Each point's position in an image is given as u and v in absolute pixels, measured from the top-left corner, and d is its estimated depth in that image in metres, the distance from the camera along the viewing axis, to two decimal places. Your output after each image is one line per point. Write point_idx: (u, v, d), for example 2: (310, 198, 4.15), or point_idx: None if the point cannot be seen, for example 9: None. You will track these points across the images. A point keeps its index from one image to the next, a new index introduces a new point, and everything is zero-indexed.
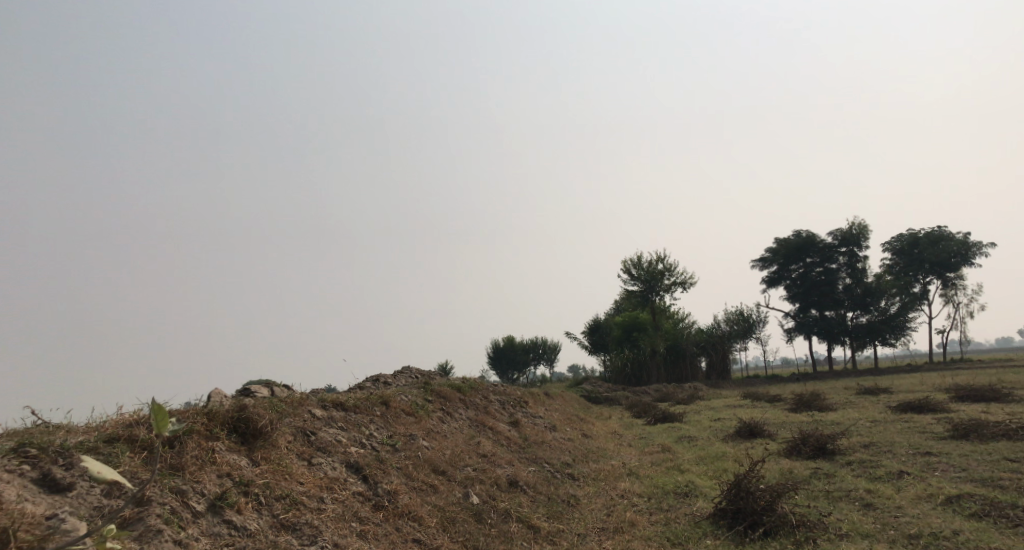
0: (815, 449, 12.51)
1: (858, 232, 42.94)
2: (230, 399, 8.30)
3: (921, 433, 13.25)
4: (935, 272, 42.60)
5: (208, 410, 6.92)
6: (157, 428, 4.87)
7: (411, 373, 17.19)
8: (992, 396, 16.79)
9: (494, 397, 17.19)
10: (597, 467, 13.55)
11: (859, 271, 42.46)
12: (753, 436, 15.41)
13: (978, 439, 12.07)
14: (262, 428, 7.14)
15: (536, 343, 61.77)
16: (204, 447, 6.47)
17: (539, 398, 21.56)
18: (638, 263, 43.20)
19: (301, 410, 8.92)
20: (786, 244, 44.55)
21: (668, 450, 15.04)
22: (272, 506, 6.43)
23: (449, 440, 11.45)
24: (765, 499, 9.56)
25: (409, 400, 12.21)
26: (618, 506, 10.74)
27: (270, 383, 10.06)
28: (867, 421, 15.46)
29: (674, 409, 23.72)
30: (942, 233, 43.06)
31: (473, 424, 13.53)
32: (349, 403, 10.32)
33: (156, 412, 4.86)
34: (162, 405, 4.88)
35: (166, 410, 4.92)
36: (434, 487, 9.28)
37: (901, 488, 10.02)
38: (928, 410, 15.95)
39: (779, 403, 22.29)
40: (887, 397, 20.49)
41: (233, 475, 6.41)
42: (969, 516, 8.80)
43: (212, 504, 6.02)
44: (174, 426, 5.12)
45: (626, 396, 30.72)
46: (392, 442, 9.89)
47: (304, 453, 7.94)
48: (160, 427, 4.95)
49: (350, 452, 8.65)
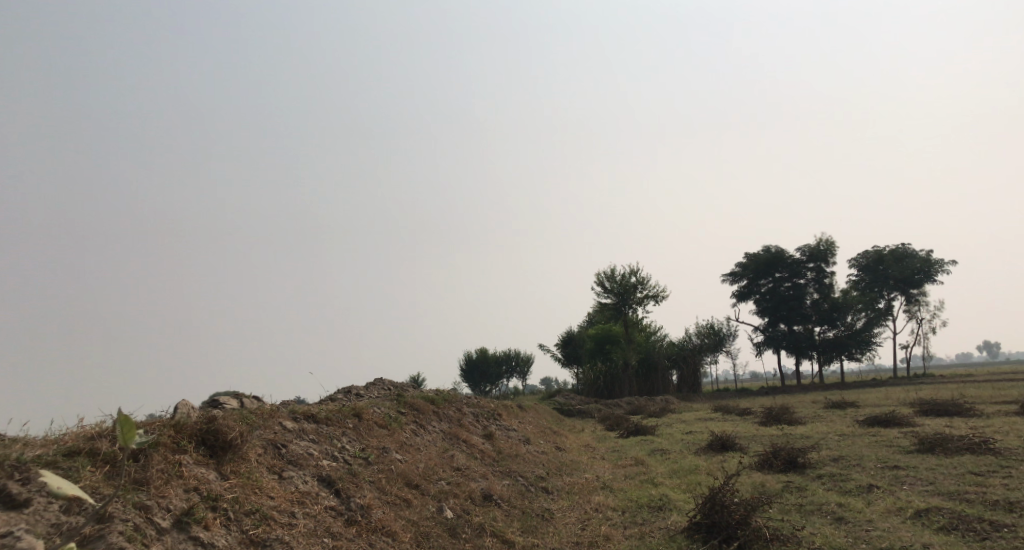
0: (786, 462, 12.50)
1: (825, 248, 43.44)
2: (197, 410, 8.06)
3: (889, 447, 13.30)
4: (900, 288, 43.22)
5: (174, 423, 6.69)
6: (122, 442, 4.73)
7: (383, 385, 16.96)
8: (955, 410, 16.95)
9: (467, 409, 17.00)
10: (570, 480, 13.41)
11: (826, 286, 42.96)
12: (724, 450, 15.38)
13: (944, 453, 12.14)
14: (231, 440, 6.91)
15: (509, 355, 61.52)
16: (170, 460, 6.24)
17: (512, 410, 21.40)
18: (611, 276, 43.24)
19: (272, 423, 8.70)
20: (756, 259, 44.87)
21: (641, 463, 14.95)
22: (241, 521, 6.21)
23: (423, 453, 11.26)
24: (739, 513, 9.48)
25: (382, 413, 12.00)
26: (592, 520, 10.62)
27: (238, 394, 9.80)
28: (836, 434, 15.51)
29: (646, 422, 23.68)
30: (906, 250, 43.73)
31: (446, 437, 13.32)
32: (321, 415, 10.10)
33: (121, 424, 4.74)
34: (128, 417, 4.77)
35: (130, 421, 4.74)
36: (408, 501, 9.09)
37: (872, 502, 10.01)
38: (894, 423, 16.06)
39: (749, 416, 22.35)
40: (854, 411, 20.62)
41: (201, 489, 6.19)
42: (938, 529, 8.79)
43: (178, 520, 5.79)
44: (139, 439, 4.91)
45: (598, 409, 30.63)
46: (365, 455, 9.68)
47: (275, 466, 7.72)
48: (126, 440, 4.81)
49: (322, 465, 8.44)
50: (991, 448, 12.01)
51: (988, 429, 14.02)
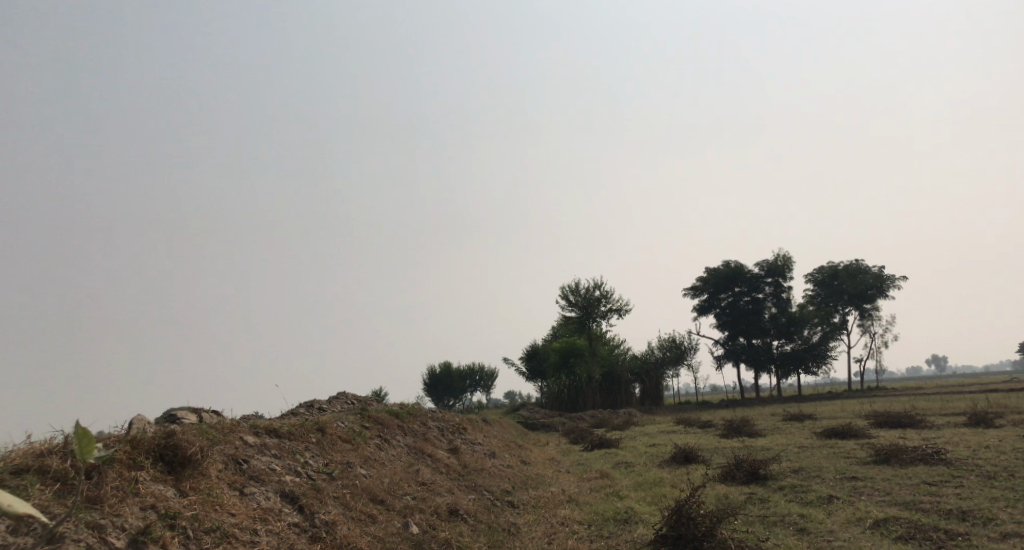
0: (748, 474, 12.55)
1: (782, 263, 44.13)
2: (154, 425, 7.82)
3: (846, 458, 13.45)
4: (853, 303, 44.04)
5: (131, 438, 6.46)
6: (79, 456, 4.55)
7: (347, 399, 16.70)
8: (908, 422, 17.24)
9: (432, 423, 16.82)
10: (535, 494, 13.30)
11: (783, 301, 43.60)
12: (687, 462, 15.41)
13: (898, 463, 12.31)
14: (190, 456, 6.70)
15: (473, 369, 61.23)
16: (125, 477, 6.00)
17: (477, 425, 21.25)
18: (575, 290, 43.36)
19: (232, 437, 8.47)
20: (715, 273, 45.36)
21: (606, 477, 14.90)
22: (201, 538, 5.98)
23: (388, 468, 11.06)
24: (705, 525, 9.45)
25: (345, 427, 11.80)
26: (559, 534, 10.52)
27: (197, 408, 9.53)
28: (794, 446, 15.65)
29: (609, 434, 23.68)
30: (860, 266, 44.61)
31: (411, 452, 13.14)
32: (283, 429, 9.88)
33: (79, 437, 4.57)
34: (85, 431, 4.60)
35: (88, 436, 4.60)
36: (373, 517, 8.91)
37: (832, 512, 10.08)
38: (851, 435, 16.26)
39: (710, 429, 22.49)
40: (812, 423, 20.87)
41: (158, 507, 5.96)
42: (895, 539, 8.85)
43: (133, 540, 5.56)
44: (93, 455, 4.73)
45: (563, 422, 30.59)
46: (328, 470, 9.48)
47: (236, 482, 7.50)
48: (82, 454, 4.63)
49: (285, 481, 8.23)
50: (943, 458, 12.21)
51: (940, 439, 14.26)
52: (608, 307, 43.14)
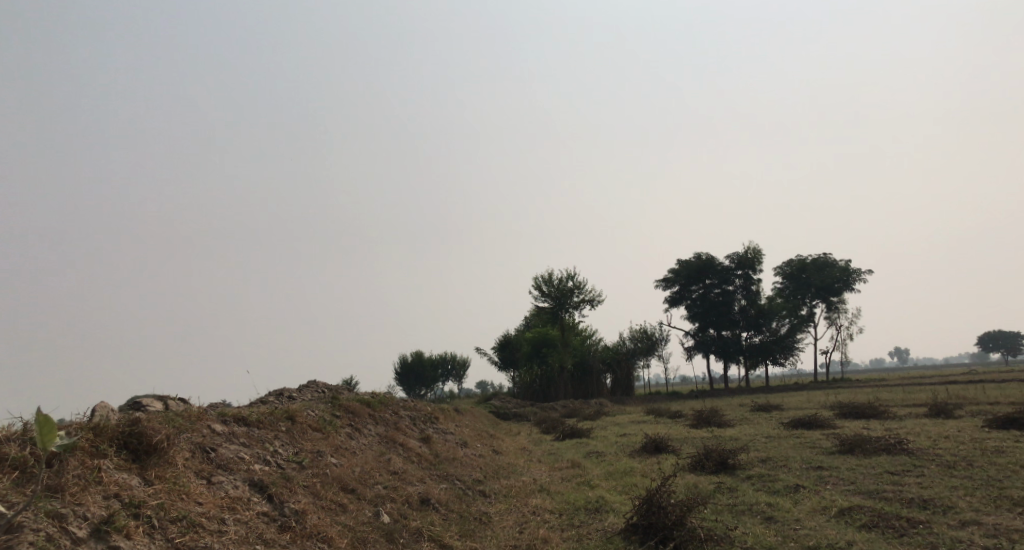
0: (717, 463, 12.64)
1: (752, 256, 44.51)
2: (119, 413, 7.67)
3: (812, 448, 13.60)
4: (820, 296, 44.57)
5: (94, 425, 6.32)
6: (40, 444, 4.44)
7: (318, 387, 16.56)
8: (871, 413, 17.49)
9: (404, 412, 16.72)
10: (507, 483, 13.29)
11: (752, 293, 43.99)
12: (658, 451, 15.48)
13: (863, 453, 12.47)
14: (156, 444, 6.57)
15: (445, 358, 61.13)
16: (87, 466, 5.86)
17: (448, 414, 21.19)
18: (548, 280, 43.41)
19: (200, 425, 8.33)
20: (686, 266, 45.63)
21: (577, 466, 14.92)
22: (167, 528, 5.85)
23: (359, 457, 10.98)
24: (675, 514, 9.49)
25: (316, 415, 11.69)
26: (530, 523, 10.52)
27: (163, 396, 9.37)
28: (762, 436, 15.81)
29: (580, 424, 23.75)
30: (827, 259, 45.08)
31: (382, 441, 13.05)
32: (252, 418, 9.74)
33: (40, 425, 4.46)
34: (46, 418, 4.48)
35: (50, 423, 4.51)
36: (343, 506, 8.83)
37: (799, 501, 10.18)
38: (817, 426, 16.46)
39: (680, 419, 22.65)
40: (779, 414, 21.09)
41: (122, 496, 5.82)
42: (860, 527, 8.97)
43: (96, 529, 5.41)
44: (52, 443, 4.62)
45: (534, 412, 30.62)
46: (298, 459, 9.37)
47: (203, 471, 7.36)
48: (42, 442, 4.53)
49: (254, 470, 8.12)
50: (905, 448, 12.39)
51: (903, 430, 14.49)
52: (580, 298, 43.26)
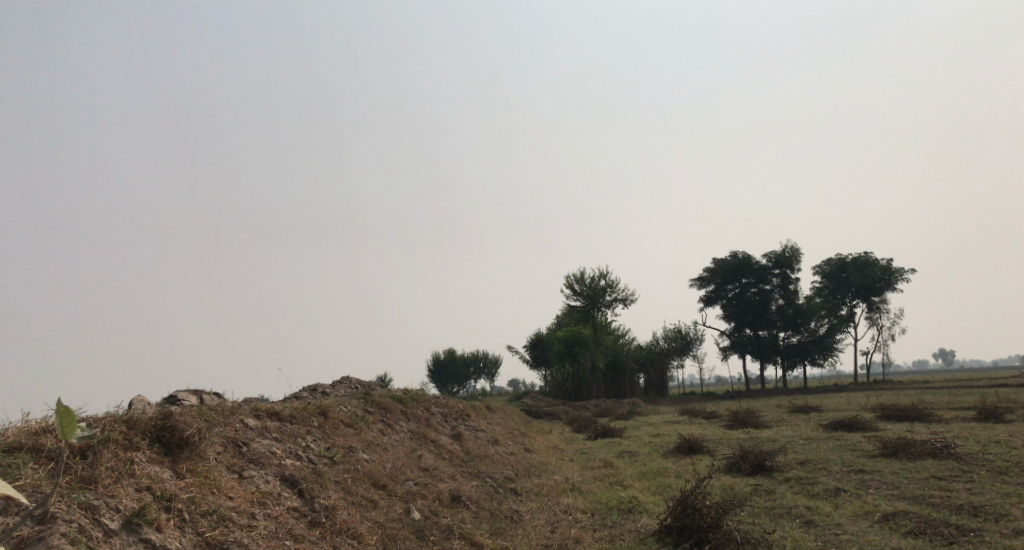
0: (754, 465, 12.39)
1: (790, 255, 43.77)
2: (153, 406, 7.73)
3: (852, 451, 13.29)
4: (861, 295, 43.68)
5: (127, 418, 6.31)
6: (62, 435, 4.43)
7: (351, 383, 16.64)
8: (915, 416, 17.02)
9: (436, 409, 16.71)
10: (539, 482, 13.18)
11: (790, 292, 43.31)
12: (692, 452, 15.25)
13: (906, 457, 12.12)
14: (188, 437, 6.56)
15: (477, 356, 61.25)
16: (121, 458, 5.86)
17: (480, 411, 21.15)
18: (580, 279, 43.23)
19: (232, 420, 8.34)
20: (723, 264, 45.08)
21: (610, 466, 14.77)
22: (197, 522, 5.83)
23: (390, 453, 10.94)
24: (711, 516, 9.29)
25: (348, 411, 11.70)
26: (561, 522, 10.40)
27: (198, 391, 9.43)
28: (800, 438, 15.49)
29: (613, 424, 23.55)
30: (868, 258, 44.12)
31: (414, 437, 13.04)
32: (284, 413, 9.75)
33: (61, 416, 4.44)
34: (67, 409, 4.46)
35: (72, 414, 4.50)
36: (374, 502, 8.78)
37: (839, 505, 9.92)
38: (857, 428, 16.09)
39: (715, 420, 22.35)
40: (818, 415, 20.66)
41: (154, 489, 5.81)
42: (905, 533, 8.68)
43: (127, 522, 5.40)
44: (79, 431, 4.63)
45: (566, 411, 30.48)
46: (329, 455, 9.35)
47: (235, 465, 7.36)
48: (64, 434, 4.52)
49: (285, 464, 8.11)
50: (951, 452, 12.01)
51: (948, 434, 14.06)
52: (613, 297, 42.98)
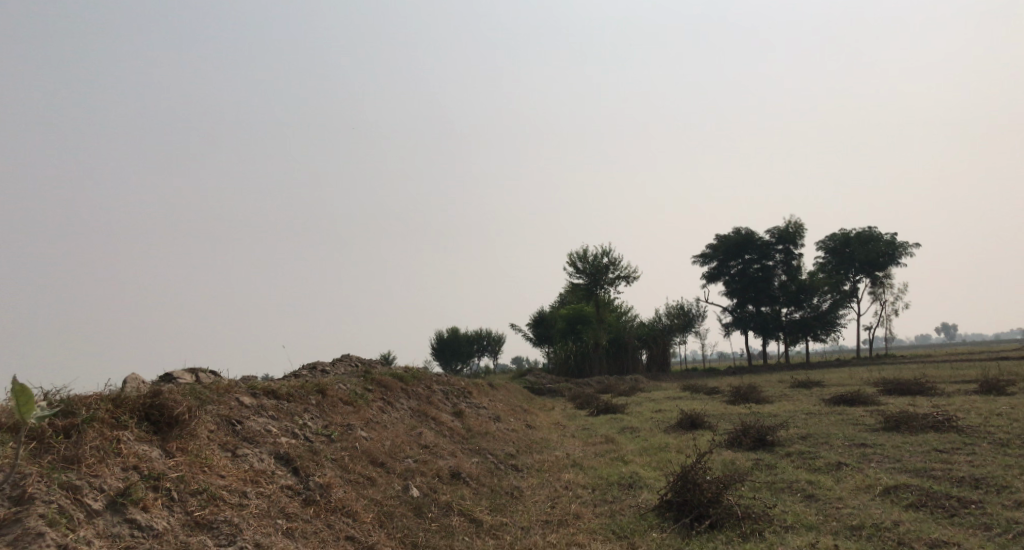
0: (755, 440, 12.33)
1: (794, 230, 43.51)
2: (145, 384, 7.66)
3: (855, 425, 13.19)
4: (865, 270, 43.46)
5: (115, 396, 6.21)
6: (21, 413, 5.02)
7: (351, 361, 16.57)
8: (918, 390, 16.94)
9: (436, 386, 16.62)
10: (540, 458, 13.15)
11: (793, 268, 43.12)
12: (694, 428, 15.17)
13: (908, 430, 12.03)
14: (178, 416, 6.46)
15: (480, 334, 61.25)
16: (107, 436, 5.76)
17: (482, 388, 21.09)
18: (583, 256, 43.03)
19: (227, 398, 8.26)
20: (725, 241, 44.84)
21: (611, 441, 14.72)
22: (187, 501, 5.75)
23: (389, 430, 10.88)
24: (711, 491, 9.21)
25: (347, 389, 11.62)
26: (562, 498, 10.34)
27: (194, 369, 9.36)
28: (802, 413, 15.41)
29: (615, 400, 23.48)
30: (872, 233, 43.83)
31: (414, 414, 12.97)
32: (281, 391, 9.68)
33: (19, 395, 5.01)
34: (25, 388, 5.04)
35: (29, 394, 5.08)
36: (372, 480, 8.71)
37: (841, 479, 9.84)
38: (860, 401, 16.00)
39: (717, 395, 22.29)
40: (820, 390, 20.59)
41: (141, 468, 5.73)
42: (906, 506, 8.61)
43: (112, 502, 5.33)
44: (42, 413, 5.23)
45: (569, 388, 30.44)
46: (327, 433, 9.28)
47: (228, 443, 7.29)
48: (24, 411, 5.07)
49: (280, 442, 8.04)
50: (954, 426, 11.92)
51: (950, 407, 13.96)
52: (616, 274, 42.83)
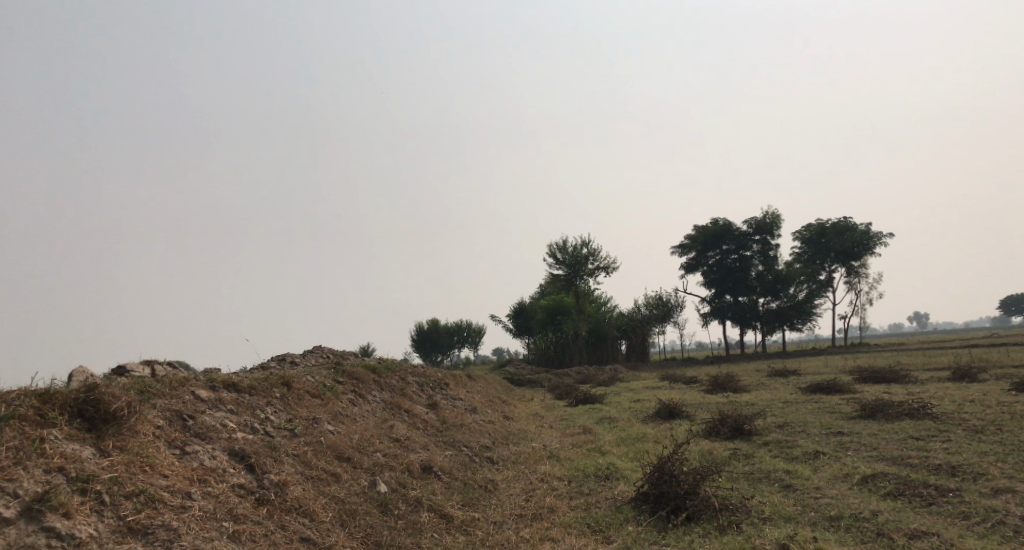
0: (733, 429, 12.04)
1: (771, 221, 43.42)
2: (92, 376, 7.20)
3: (831, 413, 12.96)
4: (840, 260, 43.44)
5: (42, 392, 5.74)
6: None
7: (322, 353, 16.11)
8: (891, 377, 16.79)
9: (411, 378, 16.18)
10: (516, 449, 12.82)
11: (770, 258, 43.12)
12: (672, 417, 14.88)
13: (884, 418, 11.81)
14: (115, 412, 5.97)
15: (460, 325, 60.78)
16: (29, 437, 5.31)
17: (460, 379, 20.68)
18: (562, 247, 42.69)
19: (180, 392, 7.77)
20: (703, 231, 44.77)
21: (588, 432, 14.42)
22: (119, 506, 5.33)
23: (358, 424, 10.43)
24: (688, 483, 8.87)
25: (315, 381, 11.14)
26: (536, 491, 10.00)
27: (150, 361, 8.84)
28: (779, 401, 15.16)
29: (594, 390, 23.19)
30: (847, 223, 43.85)
31: (386, 407, 12.52)
32: (243, 384, 9.20)
33: None
34: None
35: None
36: (336, 476, 8.30)
37: (819, 468, 9.59)
38: (836, 389, 15.83)
39: (695, 385, 22.11)
40: (797, 378, 20.45)
41: (68, 470, 5.29)
42: (885, 496, 8.35)
43: (27, 509, 4.91)
44: None
45: (549, 378, 30.13)
46: (290, 427, 8.84)
47: (176, 441, 6.85)
48: None
49: (236, 438, 7.59)
50: (929, 413, 11.71)
51: (923, 394, 13.78)
52: (596, 264, 42.52)
